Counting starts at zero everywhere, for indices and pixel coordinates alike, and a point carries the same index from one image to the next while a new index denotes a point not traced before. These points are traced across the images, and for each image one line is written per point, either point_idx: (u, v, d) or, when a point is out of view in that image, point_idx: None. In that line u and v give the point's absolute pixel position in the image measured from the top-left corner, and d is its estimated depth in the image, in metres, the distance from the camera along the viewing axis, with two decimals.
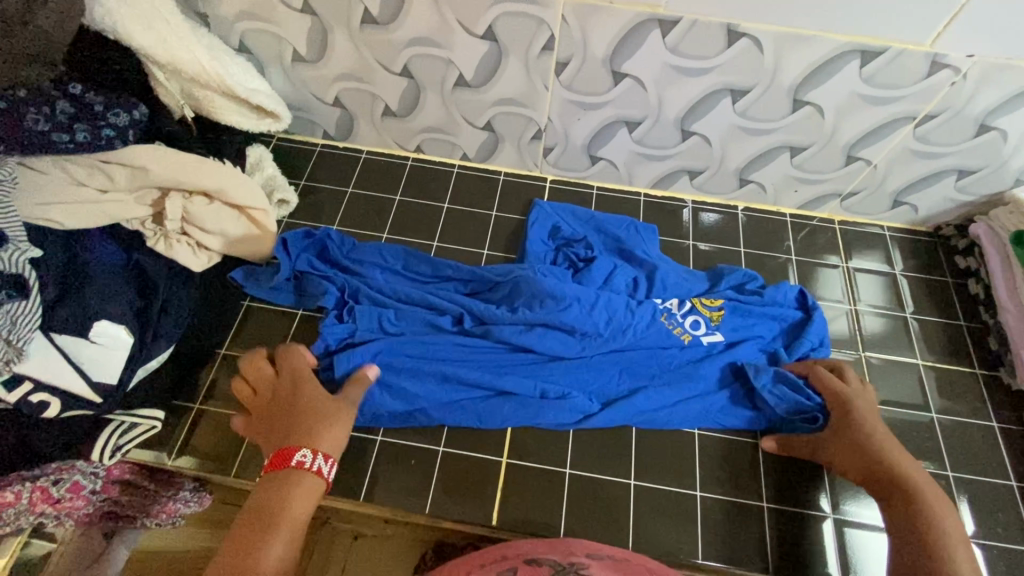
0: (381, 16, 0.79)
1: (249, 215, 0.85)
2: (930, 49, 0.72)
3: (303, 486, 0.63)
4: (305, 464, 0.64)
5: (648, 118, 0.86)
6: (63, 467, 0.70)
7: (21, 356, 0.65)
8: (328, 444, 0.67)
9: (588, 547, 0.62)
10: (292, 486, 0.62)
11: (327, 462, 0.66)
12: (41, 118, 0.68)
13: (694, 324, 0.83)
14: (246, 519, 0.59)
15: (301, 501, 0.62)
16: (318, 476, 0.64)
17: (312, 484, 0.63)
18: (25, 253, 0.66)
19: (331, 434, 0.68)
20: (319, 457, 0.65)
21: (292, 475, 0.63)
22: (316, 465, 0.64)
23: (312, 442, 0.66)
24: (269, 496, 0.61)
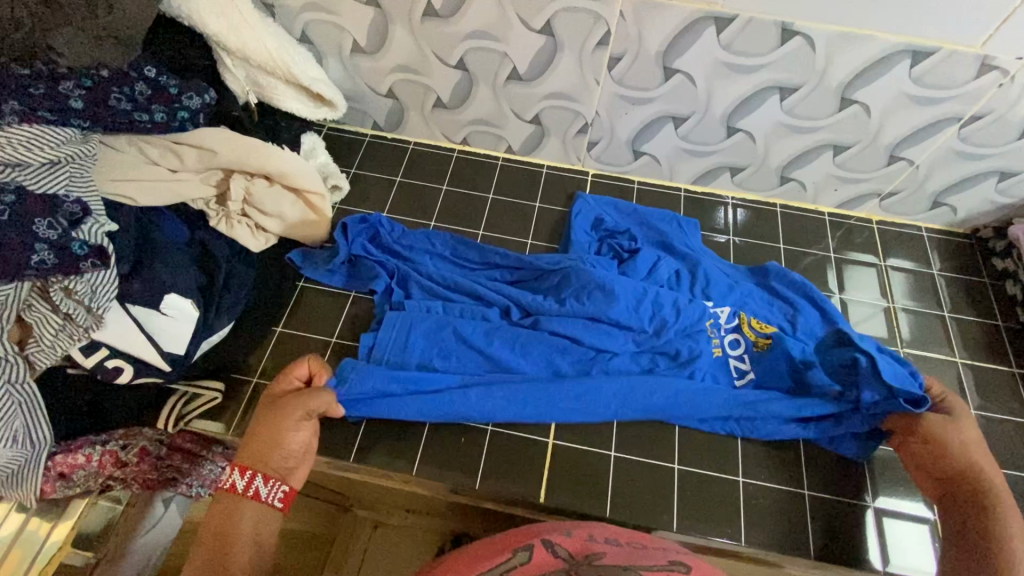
0: (443, 10, 0.82)
1: (306, 199, 0.88)
2: (981, 51, 0.73)
3: (241, 510, 0.61)
4: (239, 488, 0.63)
5: (694, 114, 0.88)
6: (129, 433, 0.74)
7: (99, 324, 0.68)
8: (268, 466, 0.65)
9: (609, 530, 0.58)
10: (235, 511, 0.61)
11: (266, 482, 0.63)
12: (123, 98, 0.71)
13: (732, 344, 0.83)
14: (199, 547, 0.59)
15: (250, 520, 0.62)
16: (259, 499, 0.63)
17: (252, 507, 0.62)
18: (103, 227, 0.68)
19: (271, 455, 0.66)
20: (256, 479, 0.63)
21: (235, 500, 0.62)
22: (253, 488, 0.63)
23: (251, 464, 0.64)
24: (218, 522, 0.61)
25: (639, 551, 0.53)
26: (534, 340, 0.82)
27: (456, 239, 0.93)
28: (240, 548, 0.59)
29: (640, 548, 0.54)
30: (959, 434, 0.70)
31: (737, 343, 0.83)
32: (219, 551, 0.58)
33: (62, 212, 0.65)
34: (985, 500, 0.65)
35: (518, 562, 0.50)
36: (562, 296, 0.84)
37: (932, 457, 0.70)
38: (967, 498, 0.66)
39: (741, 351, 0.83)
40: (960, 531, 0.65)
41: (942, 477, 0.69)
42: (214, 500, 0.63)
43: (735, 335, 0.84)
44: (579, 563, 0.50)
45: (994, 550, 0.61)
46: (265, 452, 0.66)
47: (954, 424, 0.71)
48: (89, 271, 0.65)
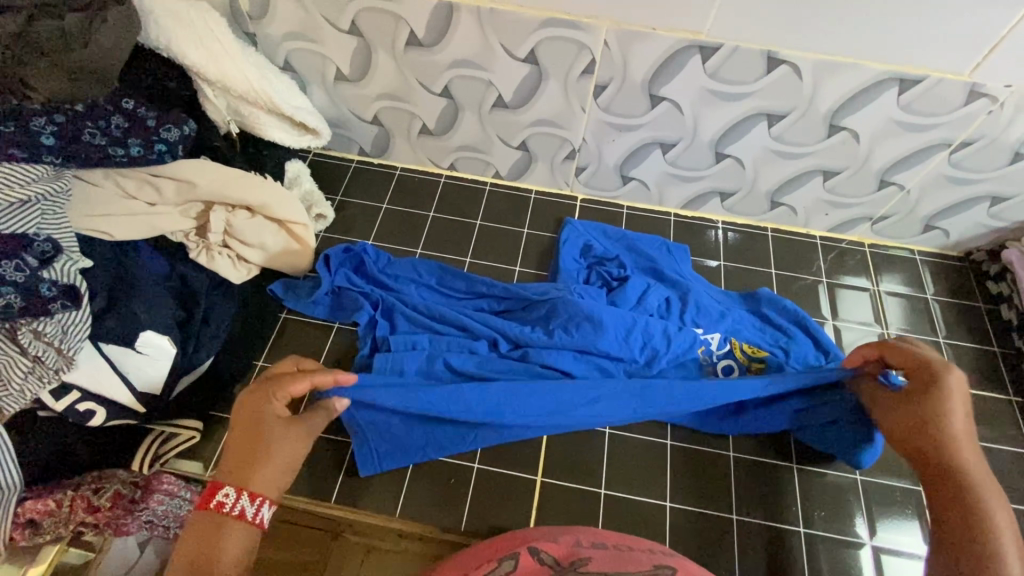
0: (426, 39, 0.80)
1: (289, 230, 0.87)
2: (968, 79, 0.73)
3: (230, 532, 0.55)
4: (225, 506, 0.56)
5: (682, 140, 0.87)
6: (103, 476, 0.71)
7: (70, 365, 0.66)
8: (259, 485, 0.59)
9: (593, 534, 0.55)
10: (222, 530, 0.55)
11: (253, 500, 0.57)
12: (97, 133, 0.70)
13: (727, 370, 0.82)
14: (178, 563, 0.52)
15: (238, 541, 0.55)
16: (254, 524, 0.57)
17: (240, 526, 0.56)
18: (76, 264, 0.68)
19: (262, 473, 0.60)
20: (242, 497, 0.57)
21: (221, 520, 0.55)
22: (238, 507, 0.56)
23: (238, 483, 0.58)
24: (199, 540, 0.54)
25: (627, 554, 0.51)
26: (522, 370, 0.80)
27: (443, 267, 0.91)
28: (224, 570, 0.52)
29: (626, 550, 0.52)
30: (941, 405, 0.63)
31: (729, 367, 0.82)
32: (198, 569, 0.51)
33: (32, 251, 0.63)
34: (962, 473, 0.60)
35: (505, 570, 0.47)
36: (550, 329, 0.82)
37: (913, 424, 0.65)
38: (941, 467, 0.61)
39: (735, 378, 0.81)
40: (940, 507, 0.59)
41: (918, 445, 0.64)
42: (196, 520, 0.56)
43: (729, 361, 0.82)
44: (566, 569, 0.47)
45: (980, 529, 0.55)
46: (248, 467, 0.59)
47: (934, 396, 0.64)
48: (59, 312, 0.64)
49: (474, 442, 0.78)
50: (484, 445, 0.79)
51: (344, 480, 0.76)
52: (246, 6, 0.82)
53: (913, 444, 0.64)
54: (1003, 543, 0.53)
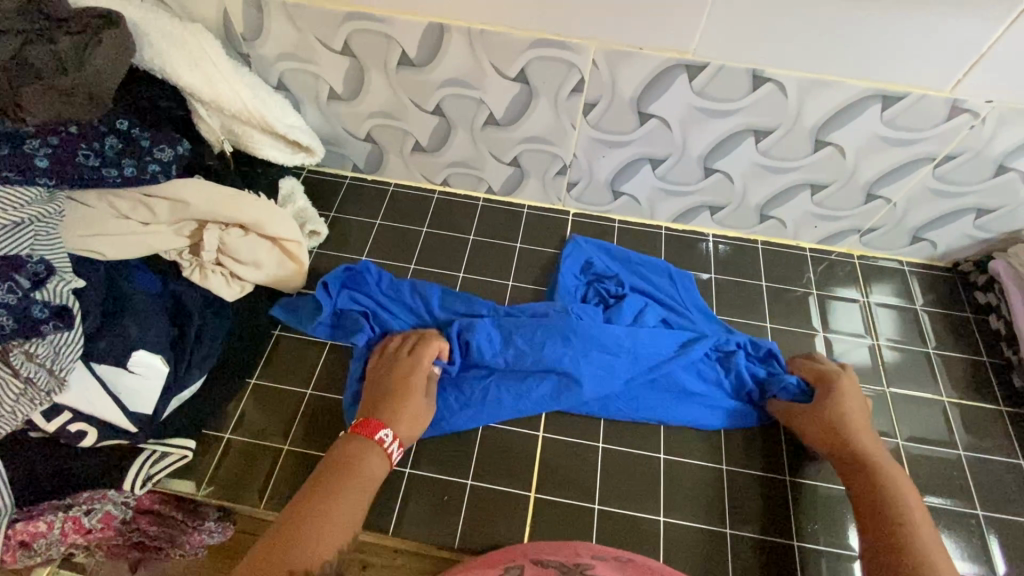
0: (418, 59, 0.82)
1: (283, 247, 0.87)
2: (950, 95, 0.74)
3: (373, 458, 0.68)
4: (384, 443, 0.70)
5: (671, 156, 0.88)
6: (95, 496, 0.71)
7: (62, 387, 0.66)
8: (406, 431, 0.72)
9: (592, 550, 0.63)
10: (359, 458, 0.68)
11: (398, 447, 0.71)
12: (91, 154, 0.72)
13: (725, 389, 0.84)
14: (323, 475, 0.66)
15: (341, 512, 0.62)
16: (387, 457, 0.70)
17: (381, 461, 0.69)
18: (69, 284, 0.68)
19: (410, 426, 0.73)
20: (394, 441, 0.71)
21: (362, 446, 0.69)
22: (390, 448, 0.70)
23: (393, 425, 0.72)
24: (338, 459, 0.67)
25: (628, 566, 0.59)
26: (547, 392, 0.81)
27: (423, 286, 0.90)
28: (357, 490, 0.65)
29: (626, 561, 0.60)
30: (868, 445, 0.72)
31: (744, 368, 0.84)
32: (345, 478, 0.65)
33: (25, 272, 0.64)
34: (884, 492, 0.67)
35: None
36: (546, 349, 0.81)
37: (851, 462, 0.72)
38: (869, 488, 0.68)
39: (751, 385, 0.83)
40: (871, 529, 0.65)
41: (852, 474, 0.71)
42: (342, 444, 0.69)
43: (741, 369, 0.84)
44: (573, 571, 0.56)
45: (897, 540, 0.62)
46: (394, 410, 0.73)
47: (860, 437, 0.73)
48: (51, 333, 0.65)
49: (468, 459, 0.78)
50: (478, 462, 0.79)
51: None
52: (239, 28, 0.83)
53: (849, 477, 0.71)
54: (930, 553, 0.60)
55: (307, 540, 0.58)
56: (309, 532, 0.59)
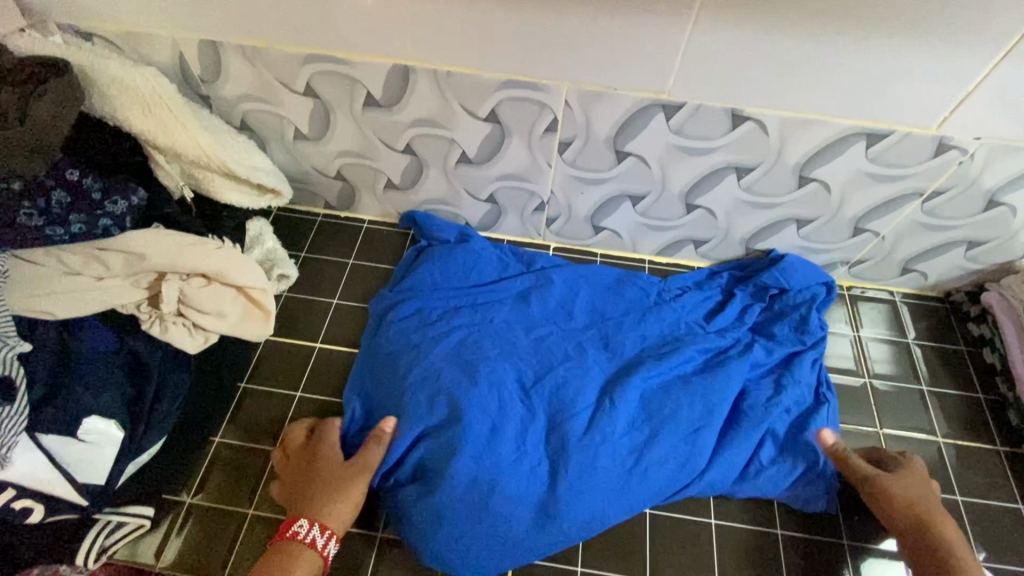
0: (385, 99, 0.78)
1: (248, 295, 0.83)
2: (937, 132, 0.71)
3: (302, 560, 0.63)
4: (300, 535, 0.65)
5: (651, 193, 0.85)
6: (47, 573, 0.67)
7: (3, 462, 0.62)
8: (333, 521, 0.66)
9: None
10: (295, 559, 0.63)
11: (323, 534, 0.65)
12: (35, 213, 0.68)
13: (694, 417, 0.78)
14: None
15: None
16: (320, 554, 0.64)
17: (311, 557, 0.64)
18: (14, 350, 0.65)
19: (337, 513, 0.67)
20: (314, 528, 0.65)
21: (296, 548, 0.64)
22: (311, 536, 0.65)
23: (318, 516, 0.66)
24: (314, 491, 0.69)
25: None
26: (575, 440, 0.75)
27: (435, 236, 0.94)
28: None
29: None
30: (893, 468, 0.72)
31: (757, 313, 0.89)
32: None
33: None
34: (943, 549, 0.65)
35: None
36: (542, 353, 0.83)
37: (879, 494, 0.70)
38: (940, 565, 0.64)
39: (758, 313, 0.89)
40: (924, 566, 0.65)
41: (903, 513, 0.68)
42: (275, 546, 0.65)
43: (715, 269, 0.95)
44: None
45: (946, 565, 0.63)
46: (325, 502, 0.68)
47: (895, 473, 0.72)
48: None
49: None
50: None
51: None
52: (196, 69, 0.79)
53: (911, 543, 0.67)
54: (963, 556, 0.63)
55: None
56: None
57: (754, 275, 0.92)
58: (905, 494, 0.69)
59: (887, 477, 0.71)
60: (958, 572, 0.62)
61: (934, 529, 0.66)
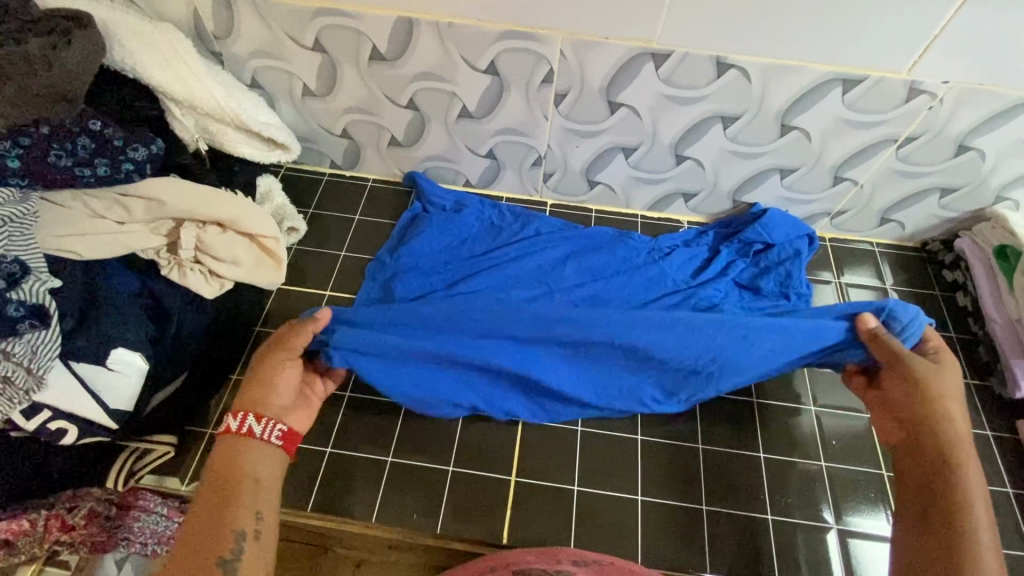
0: (389, 53, 0.83)
1: (261, 243, 0.87)
2: (907, 76, 0.76)
3: (243, 449, 0.65)
4: (233, 429, 0.66)
5: (643, 144, 0.90)
6: (76, 494, 0.73)
7: (41, 385, 0.66)
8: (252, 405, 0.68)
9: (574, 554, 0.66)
10: (237, 451, 0.65)
11: (256, 421, 0.67)
12: (64, 154, 0.72)
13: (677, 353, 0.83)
14: (204, 493, 0.63)
15: (240, 512, 0.61)
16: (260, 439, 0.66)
17: (251, 444, 0.66)
18: (46, 284, 0.68)
19: (267, 398, 0.69)
20: (233, 417, 0.66)
21: (235, 440, 0.66)
22: (244, 427, 0.66)
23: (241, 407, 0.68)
24: (245, 386, 0.70)
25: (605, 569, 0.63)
26: (566, 357, 0.82)
27: (432, 198, 1.00)
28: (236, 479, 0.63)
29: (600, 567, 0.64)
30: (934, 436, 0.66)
31: (741, 268, 0.94)
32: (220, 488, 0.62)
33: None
34: (957, 523, 0.60)
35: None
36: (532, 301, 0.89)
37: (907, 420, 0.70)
38: (939, 457, 0.65)
39: (744, 268, 0.94)
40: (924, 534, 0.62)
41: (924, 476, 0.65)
42: (217, 444, 0.66)
43: (703, 229, 1.00)
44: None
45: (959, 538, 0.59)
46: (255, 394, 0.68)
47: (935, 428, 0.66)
48: (27, 332, 0.65)
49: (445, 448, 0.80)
50: (457, 450, 0.80)
51: (321, 492, 0.76)
52: (210, 26, 0.84)
53: (926, 512, 0.63)
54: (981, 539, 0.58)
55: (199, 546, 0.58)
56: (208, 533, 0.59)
57: (739, 231, 0.97)
58: (926, 390, 0.69)
59: (905, 372, 0.71)
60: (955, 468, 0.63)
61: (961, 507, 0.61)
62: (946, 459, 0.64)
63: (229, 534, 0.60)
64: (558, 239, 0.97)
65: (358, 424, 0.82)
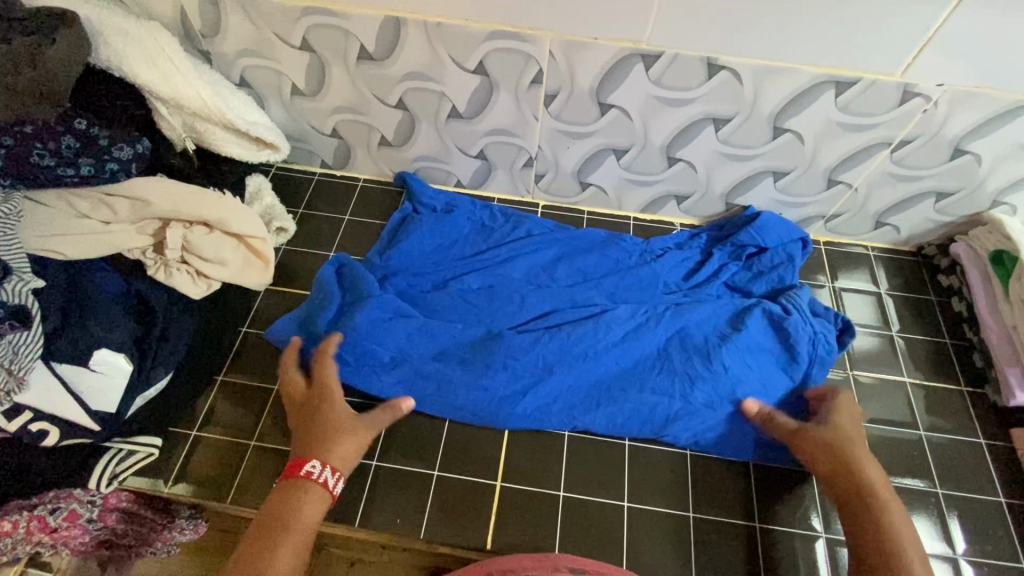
0: (377, 53, 0.82)
1: (248, 243, 0.87)
2: (901, 79, 0.75)
3: (311, 496, 0.66)
4: (313, 475, 0.67)
5: (634, 146, 0.89)
6: (61, 496, 0.72)
7: (22, 386, 0.66)
8: (338, 458, 0.70)
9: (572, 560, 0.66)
10: (303, 495, 0.66)
11: (333, 475, 0.68)
12: (47, 154, 0.72)
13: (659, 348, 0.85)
14: (261, 523, 0.64)
15: (288, 556, 0.62)
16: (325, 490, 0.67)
17: (318, 494, 0.67)
18: (29, 284, 0.68)
19: (341, 451, 0.70)
20: (326, 469, 0.68)
21: (303, 484, 0.67)
22: (323, 477, 0.67)
23: (323, 454, 0.69)
24: (319, 429, 0.71)
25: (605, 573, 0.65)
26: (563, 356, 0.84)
27: (422, 199, 0.99)
28: (296, 527, 0.64)
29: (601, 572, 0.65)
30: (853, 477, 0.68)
31: (733, 271, 0.93)
32: (278, 528, 0.63)
33: None
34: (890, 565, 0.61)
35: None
36: (527, 304, 0.89)
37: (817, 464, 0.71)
38: (860, 515, 0.66)
39: (736, 271, 0.93)
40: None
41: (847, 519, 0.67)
42: (283, 483, 0.67)
43: (694, 232, 0.99)
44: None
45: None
46: (324, 440, 0.70)
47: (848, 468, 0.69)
48: (8, 333, 0.65)
49: (433, 449, 0.80)
50: (443, 453, 0.80)
51: None
52: (197, 24, 0.83)
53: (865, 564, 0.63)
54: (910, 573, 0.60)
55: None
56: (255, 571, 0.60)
57: (731, 234, 0.95)
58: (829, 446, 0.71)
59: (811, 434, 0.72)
60: (879, 514, 0.65)
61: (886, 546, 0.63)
62: (859, 510, 0.66)
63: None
64: (548, 241, 0.97)
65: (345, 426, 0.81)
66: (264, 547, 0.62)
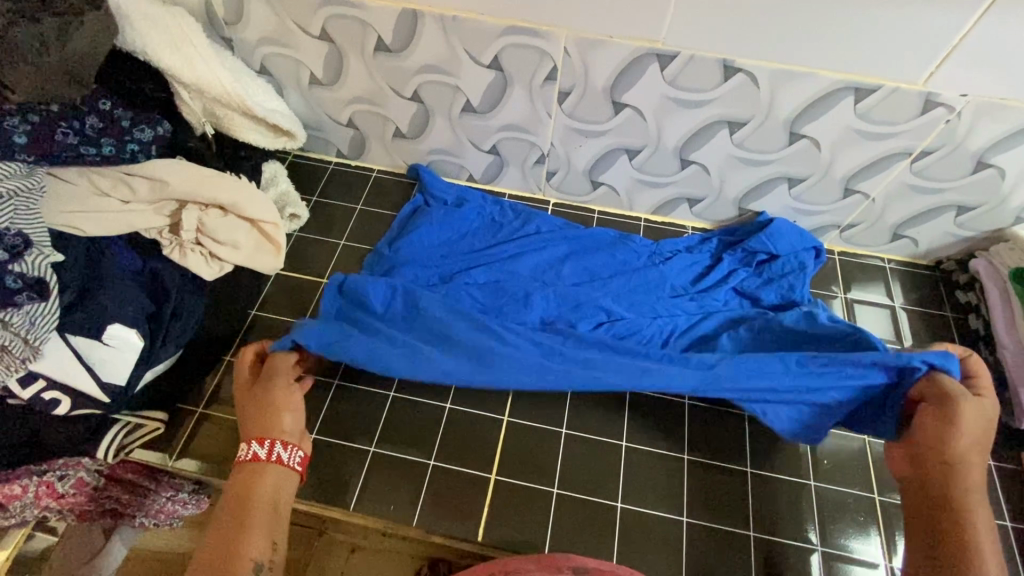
0: (394, 44, 0.83)
1: (261, 228, 0.88)
2: (924, 88, 0.73)
3: (267, 473, 0.68)
4: (262, 455, 0.69)
5: (647, 147, 0.89)
6: (69, 463, 0.74)
7: (37, 355, 0.68)
8: (284, 433, 0.71)
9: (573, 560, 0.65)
10: (260, 475, 0.67)
11: (285, 448, 0.70)
12: (71, 132, 0.75)
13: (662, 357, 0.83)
14: (223, 512, 0.65)
15: (255, 532, 0.64)
16: (281, 463, 0.69)
17: (275, 469, 0.68)
18: (48, 258, 0.70)
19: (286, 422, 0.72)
20: (273, 445, 0.69)
21: (259, 466, 0.68)
22: (274, 454, 0.69)
23: (267, 434, 0.70)
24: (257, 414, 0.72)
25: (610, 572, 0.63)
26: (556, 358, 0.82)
27: (433, 191, 1.00)
28: (258, 503, 0.65)
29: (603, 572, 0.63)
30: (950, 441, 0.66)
31: (743, 277, 0.92)
32: (242, 507, 0.65)
33: (3, 244, 0.67)
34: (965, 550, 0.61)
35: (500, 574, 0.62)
36: (531, 301, 0.89)
37: (933, 440, 0.67)
38: (947, 501, 0.64)
39: (745, 277, 0.92)
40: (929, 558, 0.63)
41: (932, 493, 0.66)
42: (236, 470, 0.68)
43: (705, 236, 0.98)
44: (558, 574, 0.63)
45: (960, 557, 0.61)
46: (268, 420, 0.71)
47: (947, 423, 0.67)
48: (26, 304, 0.66)
49: (430, 439, 0.80)
50: (440, 444, 0.80)
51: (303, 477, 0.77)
52: (221, 12, 0.85)
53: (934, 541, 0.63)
54: (983, 555, 0.60)
55: (225, 563, 0.61)
56: (226, 555, 0.62)
57: (743, 240, 0.94)
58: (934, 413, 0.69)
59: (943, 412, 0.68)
60: (963, 508, 0.63)
61: (965, 531, 0.62)
62: (953, 491, 0.64)
63: (247, 560, 0.62)
64: (557, 239, 0.97)
65: (345, 412, 0.83)
66: (237, 530, 0.63)
